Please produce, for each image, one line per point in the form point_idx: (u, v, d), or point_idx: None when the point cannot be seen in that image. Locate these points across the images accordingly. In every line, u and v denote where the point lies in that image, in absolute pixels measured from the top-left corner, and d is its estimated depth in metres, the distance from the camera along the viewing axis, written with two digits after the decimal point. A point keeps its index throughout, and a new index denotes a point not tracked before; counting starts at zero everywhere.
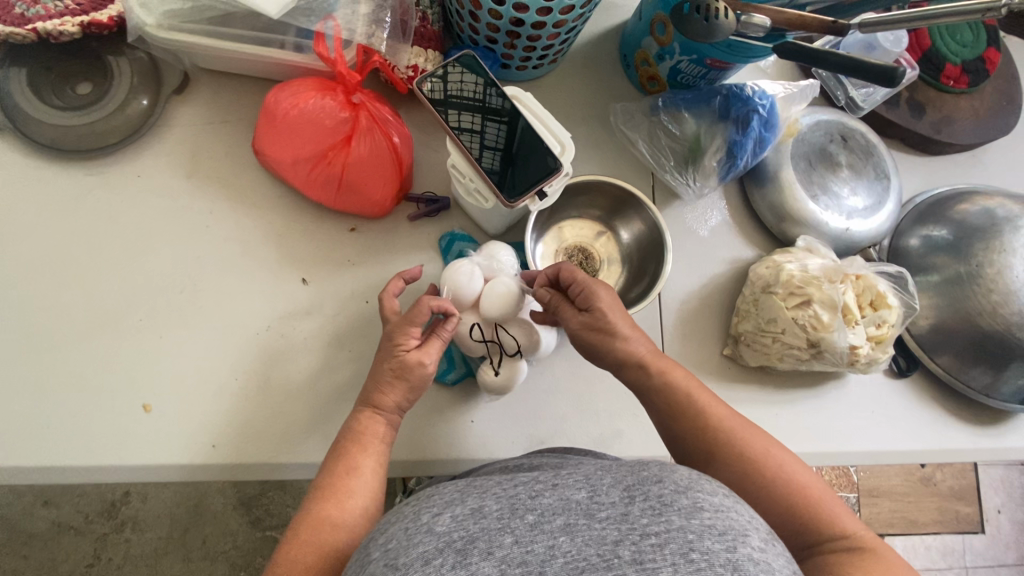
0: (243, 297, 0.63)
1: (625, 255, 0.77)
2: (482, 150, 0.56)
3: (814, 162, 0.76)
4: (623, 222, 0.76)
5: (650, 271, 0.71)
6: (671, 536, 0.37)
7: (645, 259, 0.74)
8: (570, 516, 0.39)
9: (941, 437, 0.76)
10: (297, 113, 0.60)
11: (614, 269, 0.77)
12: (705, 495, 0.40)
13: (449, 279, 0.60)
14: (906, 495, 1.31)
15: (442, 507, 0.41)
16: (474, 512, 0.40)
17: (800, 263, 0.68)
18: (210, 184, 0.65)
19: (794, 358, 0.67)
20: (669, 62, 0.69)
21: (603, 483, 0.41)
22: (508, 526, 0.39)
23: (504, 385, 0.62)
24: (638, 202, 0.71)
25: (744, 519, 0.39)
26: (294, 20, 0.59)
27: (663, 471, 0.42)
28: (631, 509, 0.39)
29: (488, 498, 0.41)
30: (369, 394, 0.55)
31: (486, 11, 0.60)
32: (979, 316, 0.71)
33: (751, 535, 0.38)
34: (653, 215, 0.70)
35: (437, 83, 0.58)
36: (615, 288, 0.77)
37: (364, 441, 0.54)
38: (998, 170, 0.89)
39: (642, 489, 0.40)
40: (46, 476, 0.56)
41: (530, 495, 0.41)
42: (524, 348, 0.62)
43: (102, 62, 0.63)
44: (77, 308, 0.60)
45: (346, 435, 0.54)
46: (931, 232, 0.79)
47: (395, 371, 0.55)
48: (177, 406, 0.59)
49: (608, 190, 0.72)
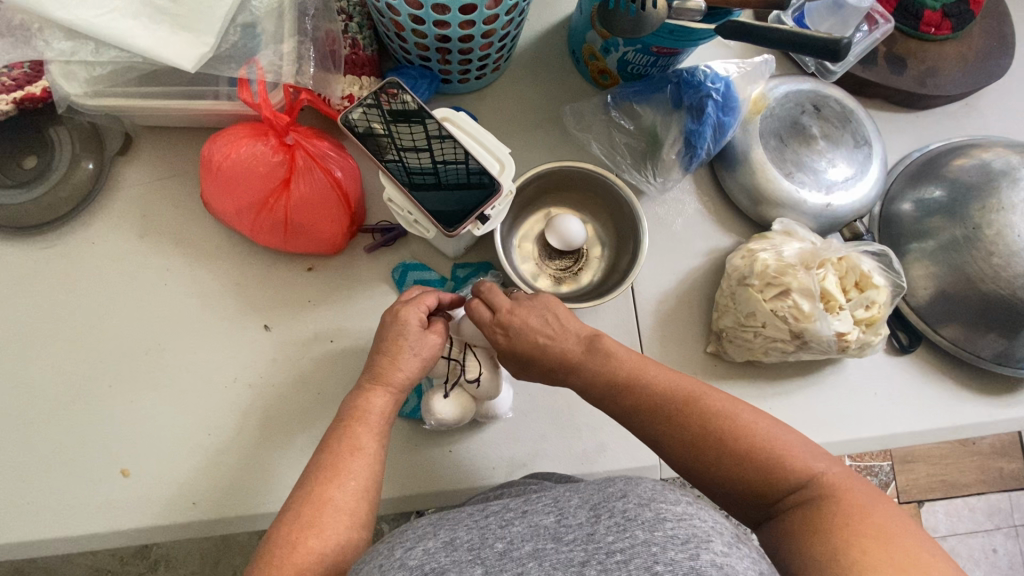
0: (208, 352, 0.63)
1: (605, 234, 0.74)
2: (466, 154, 0.56)
3: (785, 137, 0.71)
4: (589, 202, 0.73)
5: (629, 245, 0.69)
6: (636, 552, 0.35)
7: (622, 231, 0.71)
8: (538, 542, 0.37)
9: (952, 412, 0.72)
10: (231, 163, 0.59)
11: (596, 252, 0.73)
12: (667, 504, 0.37)
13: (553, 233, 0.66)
14: (945, 458, 1.23)
15: (413, 540, 0.39)
16: (446, 544, 0.38)
17: (774, 250, 0.64)
18: (164, 243, 0.65)
19: (779, 350, 0.64)
20: (615, 54, 0.65)
21: (571, 505, 0.40)
22: (478, 556, 0.37)
23: (450, 412, 0.59)
24: (603, 183, 0.68)
25: (708, 526, 0.37)
26: (216, 70, 0.58)
27: (628, 484, 0.40)
28: (597, 529, 0.37)
29: (459, 529, 0.39)
30: (380, 369, 0.52)
31: (410, 32, 0.58)
32: (981, 281, 0.66)
33: (715, 540, 0.36)
34: (625, 195, 0.67)
35: (410, 96, 0.56)
36: (602, 261, 0.73)
37: (361, 416, 0.50)
38: (993, 117, 0.82)
39: (608, 506, 0.38)
40: (38, 549, 0.57)
41: (499, 524, 0.39)
42: (484, 380, 0.59)
43: (42, 134, 0.63)
44: (49, 381, 0.61)
45: (344, 414, 0.50)
46: (924, 194, 0.73)
47: (407, 343, 0.52)
48: (154, 469, 0.59)
49: (562, 174, 0.69)
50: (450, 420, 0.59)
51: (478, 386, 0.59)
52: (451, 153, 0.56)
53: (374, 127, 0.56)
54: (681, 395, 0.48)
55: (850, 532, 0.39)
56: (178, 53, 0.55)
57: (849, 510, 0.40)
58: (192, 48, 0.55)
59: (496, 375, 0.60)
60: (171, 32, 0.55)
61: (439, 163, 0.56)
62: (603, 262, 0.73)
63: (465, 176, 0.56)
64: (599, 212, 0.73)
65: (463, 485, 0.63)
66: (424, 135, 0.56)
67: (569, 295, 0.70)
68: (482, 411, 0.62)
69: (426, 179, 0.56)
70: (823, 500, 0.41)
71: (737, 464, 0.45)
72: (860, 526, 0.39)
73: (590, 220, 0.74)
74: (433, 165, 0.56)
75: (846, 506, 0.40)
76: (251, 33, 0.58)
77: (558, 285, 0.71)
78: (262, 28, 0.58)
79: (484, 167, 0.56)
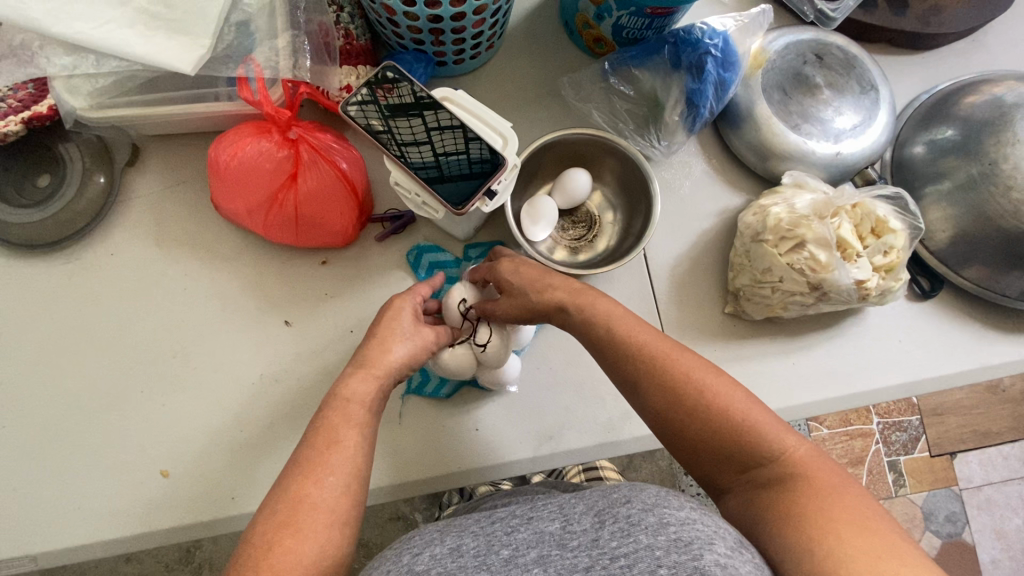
0: (233, 352, 0.64)
1: (613, 196, 0.73)
2: (466, 142, 0.55)
3: (789, 89, 0.70)
4: (592, 168, 0.72)
5: (641, 206, 0.69)
6: (640, 557, 0.38)
7: (631, 192, 0.70)
8: (543, 549, 0.40)
9: (979, 352, 0.71)
10: (237, 163, 0.60)
11: (608, 217, 0.73)
12: (671, 510, 0.40)
13: (568, 186, 0.68)
14: (975, 408, 1.22)
15: (421, 547, 0.42)
16: (453, 551, 0.41)
17: (787, 203, 0.64)
18: (181, 248, 0.66)
19: (799, 303, 0.64)
20: (609, 20, 0.65)
21: (576, 512, 0.43)
22: (484, 562, 0.40)
23: (451, 364, 0.59)
24: (607, 146, 0.68)
25: (711, 529, 0.39)
26: (214, 71, 0.59)
27: (632, 490, 0.43)
28: (601, 534, 0.40)
29: (465, 536, 0.43)
30: (365, 356, 0.49)
31: (401, 15, 0.58)
32: (1000, 218, 0.65)
33: (717, 543, 0.38)
34: (631, 155, 0.66)
35: (403, 88, 0.55)
36: (616, 223, 0.73)
37: (377, 365, 0.49)
38: (1001, 52, 0.80)
39: (612, 512, 0.41)
40: (87, 553, 0.59)
41: (505, 530, 0.42)
42: (492, 349, 0.59)
43: (53, 151, 0.65)
44: (82, 390, 0.62)
45: (327, 402, 0.46)
46: (936, 135, 0.72)
47: (400, 331, 0.52)
48: (191, 469, 0.61)
49: (563, 143, 0.68)
50: (449, 370, 0.60)
51: (485, 351, 0.59)
52: (452, 144, 0.56)
53: (372, 123, 0.56)
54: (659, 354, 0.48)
55: (790, 509, 0.40)
56: (176, 57, 0.55)
57: (787, 477, 0.42)
58: (189, 50, 0.55)
59: (506, 343, 0.60)
60: (168, 37, 0.55)
61: (440, 156, 0.56)
62: (614, 226, 0.73)
63: (467, 166, 0.56)
64: (604, 175, 0.72)
65: (492, 461, 0.64)
66: (422, 127, 0.56)
67: (588, 262, 0.71)
68: (486, 375, 0.62)
69: (429, 172, 0.56)
70: (790, 480, 0.42)
71: (664, 394, 0.47)
72: (824, 507, 0.39)
73: (596, 185, 0.73)
74: (434, 158, 0.56)
75: (815, 491, 0.41)
76: (246, 32, 0.59)
77: (577, 252, 0.72)
78: (255, 26, 0.59)
79: (486, 149, 0.55)
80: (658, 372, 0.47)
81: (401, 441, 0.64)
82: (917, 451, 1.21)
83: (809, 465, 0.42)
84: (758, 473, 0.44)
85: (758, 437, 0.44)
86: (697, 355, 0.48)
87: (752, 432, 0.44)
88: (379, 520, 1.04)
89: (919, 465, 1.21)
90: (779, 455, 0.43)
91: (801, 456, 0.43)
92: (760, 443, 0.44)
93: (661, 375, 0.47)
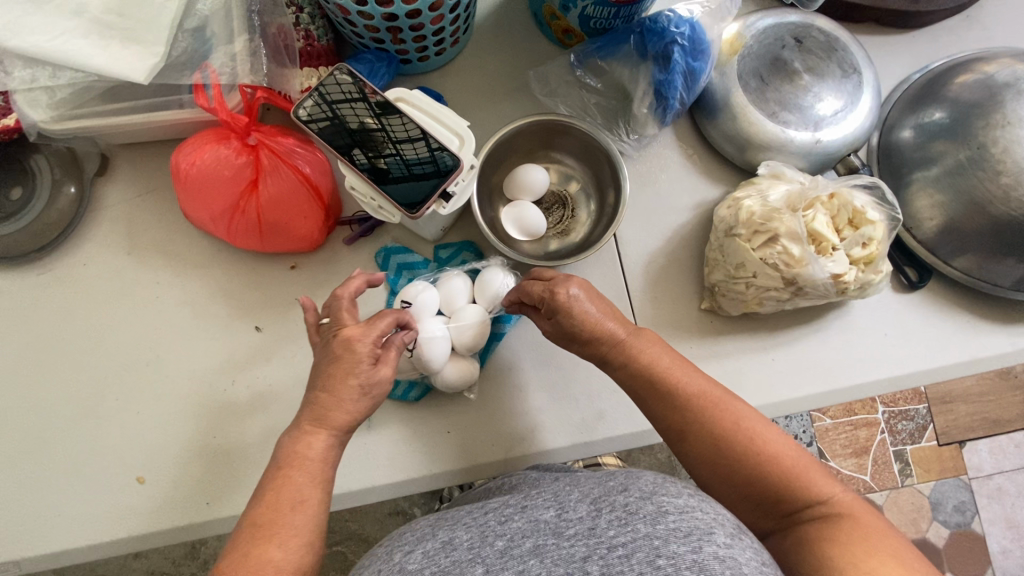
0: (206, 358, 0.65)
1: (577, 167, 0.72)
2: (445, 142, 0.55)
3: (767, 76, 0.67)
4: (551, 146, 0.71)
5: (608, 173, 0.67)
6: (638, 546, 0.36)
7: (595, 160, 0.69)
8: (539, 538, 0.38)
9: (970, 344, 0.69)
10: (198, 170, 0.60)
11: (575, 188, 0.72)
12: (669, 497, 0.38)
13: (524, 182, 0.66)
14: (985, 396, 1.18)
15: (412, 544, 0.40)
16: (445, 545, 0.39)
17: (760, 195, 0.62)
18: (152, 256, 0.66)
19: (774, 299, 0.62)
20: (575, 11, 0.63)
21: (572, 499, 0.40)
22: (478, 555, 0.38)
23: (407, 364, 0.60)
24: (561, 125, 0.66)
25: (709, 517, 0.38)
26: (170, 78, 0.58)
27: (628, 479, 0.41)
28: (599, 523, 0.38)
29: (457, 528, 0.40)
30: (321, 410, 0.47)
31: (356, 15, 0.57)
32: (990, 204, 0.62)
33: (717, 532, 0.37)
34: (592, 132, 0.65)
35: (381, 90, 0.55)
36: (587, 193, 0.72)
37: (331, 421, 0.47)
38: (997, 27, 0.76)
39: (608, 500, 0.39)
40: (68, 557, 0.60)
41: (499, 520, 0.40)
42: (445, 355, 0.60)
43: (24, 164, 0.65)
44: (59, 399, 0.63)
45: (281, 460, 0.46)
46: (925, 118, 0.68)
47: (356, 378, 0.48)
48: (165, 475, 0.62)
49: (521, 132, 0.67)
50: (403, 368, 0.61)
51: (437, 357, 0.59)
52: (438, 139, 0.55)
53: (365, 122, 0.55)
54: (706, 398, 0.49)
55: (835, 540, 0.41)
56: (130, 67, 0.55)
57: (830, 515, 0.43)
58: (143, 59, 0.55)
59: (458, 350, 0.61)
60: (121, 46, 0.55)
61: (432, 150, 0.55)
62: (587, 193, 0.72)
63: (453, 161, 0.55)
64: (551, 153, 0.72)
65: (463, 464, 0.64)
66: (407, 125, 0.55)
67: (570, 243, 0.70)
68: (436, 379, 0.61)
69: (424, 168, 0.55)
70: (836, 519, 0.43)
71: (709, 442, 0.48)
72: (871, 544, 0.40)
73: (549, 166, 0.72)
74: (428, 152, 0.55)
75: (861, 529, 0.42)
76: (202, 37, 0.58)
77: (557, 232, 0.71)
78: (211, 31, 0.58)
79: (458, 161, 0.55)
80: (703, 420, 0.49)
81: (372, 445, 0.63)
82: (924, 440, 1.18)
83: (854, 508, 0.44)
84: (803, 514, 0.45)
85: (803, 483, 0.45)
86: (744, 402, 0.50)
87: (795, 475, 0.46)
88: (378, 515, 1.04)
89: (927, 454, 1.18)
90: (821, 496, 0.45)
91: (847, 501, 0.44)
92: (806, 488, 0.45)
93: (706, 421, 0.49)
